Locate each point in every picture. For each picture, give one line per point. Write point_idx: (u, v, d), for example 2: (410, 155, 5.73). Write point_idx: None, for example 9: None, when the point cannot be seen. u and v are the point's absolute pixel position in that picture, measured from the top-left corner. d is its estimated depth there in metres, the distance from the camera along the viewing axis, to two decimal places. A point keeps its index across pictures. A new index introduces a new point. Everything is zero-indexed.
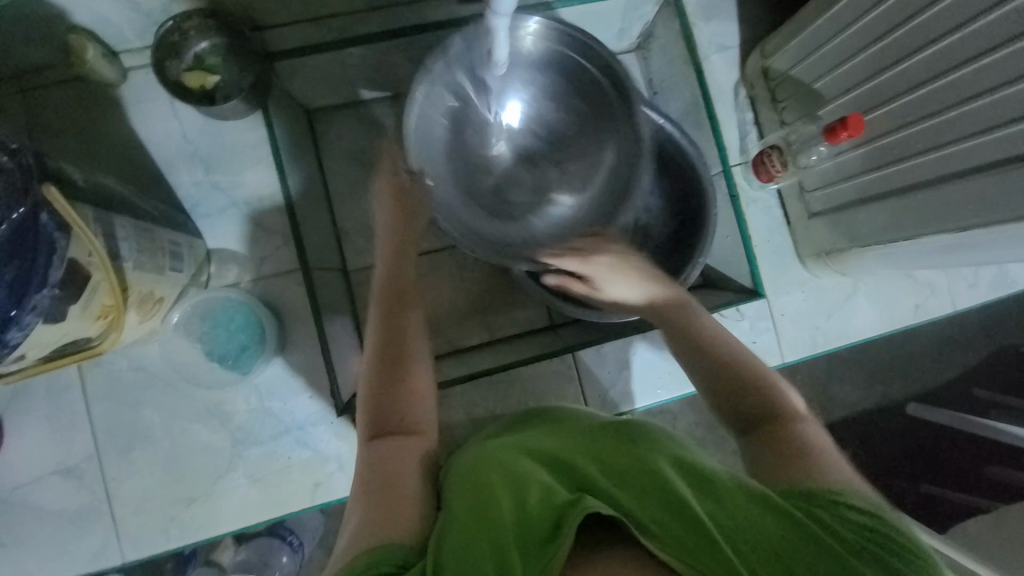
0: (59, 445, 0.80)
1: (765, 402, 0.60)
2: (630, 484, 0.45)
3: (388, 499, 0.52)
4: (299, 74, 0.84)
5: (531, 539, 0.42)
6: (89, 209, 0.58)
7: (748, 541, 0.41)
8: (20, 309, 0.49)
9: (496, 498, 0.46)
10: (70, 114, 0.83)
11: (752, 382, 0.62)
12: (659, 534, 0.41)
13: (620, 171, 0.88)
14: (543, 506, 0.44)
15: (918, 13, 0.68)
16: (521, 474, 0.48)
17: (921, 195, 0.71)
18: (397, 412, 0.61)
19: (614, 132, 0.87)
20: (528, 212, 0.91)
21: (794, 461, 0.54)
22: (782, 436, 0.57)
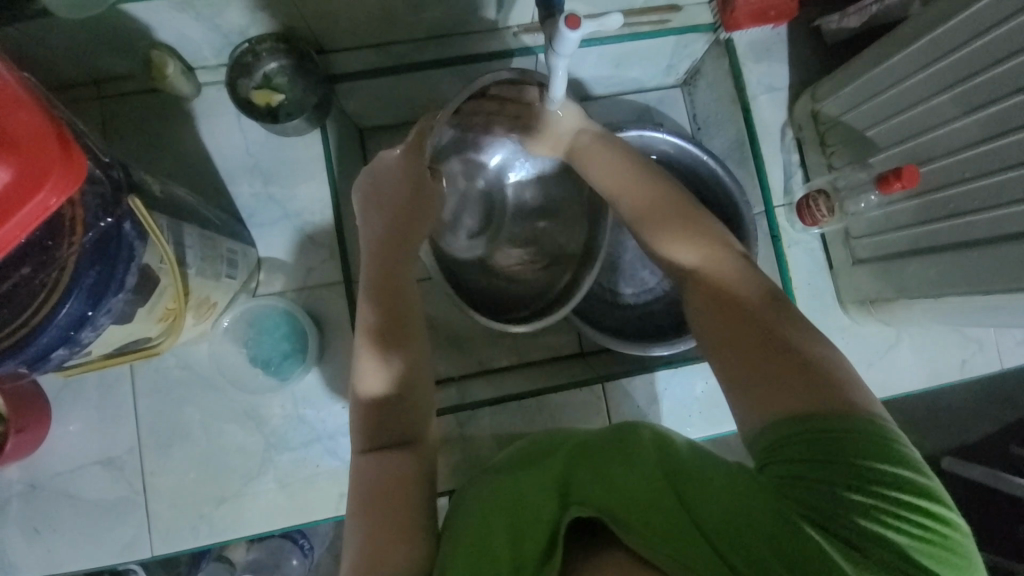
0: (104, 434, 0.83)
1: (735, 300, 0.57)
2: (615, 489, 0.48)
3: (387, 510, 0.53)
4: (354, 96, 0.89)
5: (524, 563, 0.45)
6: (165, 218, 0.61)
7: (731, 529, 0.44)
8: (96, 311, 0.52)
9: (492, 520, 0.50)
10: (146, 123, 0.88)
11: (727, 289, 0.58)
12: (643, 535, 0.44)
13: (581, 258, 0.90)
14: (533, 521, 0.48)
15: (981, 71, 0.67)
16: (517, 491, 0.52)
17: (975, 253, 0.70)
18: (392, 424, 0.60)
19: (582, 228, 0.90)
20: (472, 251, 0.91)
21: (777, 374, 0.51)
22: (760, 327, 0.54)
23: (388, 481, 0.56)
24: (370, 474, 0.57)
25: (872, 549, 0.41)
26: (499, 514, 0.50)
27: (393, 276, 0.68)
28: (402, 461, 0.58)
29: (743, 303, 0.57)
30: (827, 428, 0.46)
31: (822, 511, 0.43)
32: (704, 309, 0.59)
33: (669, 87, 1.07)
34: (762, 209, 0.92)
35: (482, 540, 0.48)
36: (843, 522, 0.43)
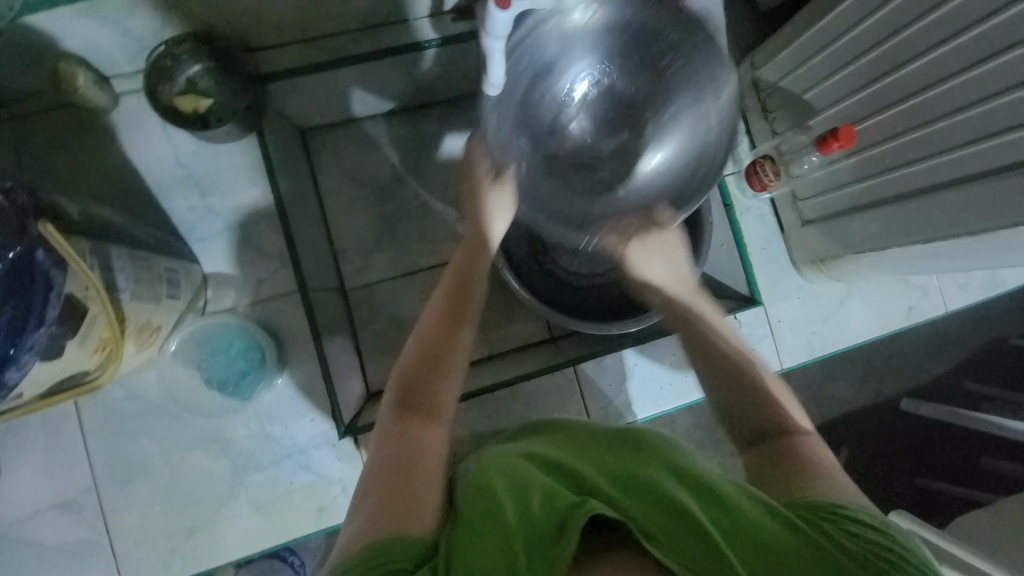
0: (57, 477, 0.78)
1: (773, 417, 0.61)
2: (633, 495, 0.45)
3: (409, 490, 0.50)
4: (291, 95, 0.84)
5: (537, 540, 0.42)
6: (87, 243, 0.57)
7: (748, 539, 0.43)
8: (18, 348, 0.48)
9: (502, 497, 0.47)
10: (61, 141, 0.82)
11: (764, 401, 0.62)
12: (664, 540, 0.42)
13: (701, 123, 0.76)
14: (548, 505, 0.45)
15: (903, 28, 0.70)
16: (524, 478, 0.49)
17: (911, 204, 0.73)
18: (431, 404, 0.58)
19: (691, 91, 0.75)
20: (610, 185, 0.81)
21: (798, 473, 0.54)
22: (787, 444, 0.58)
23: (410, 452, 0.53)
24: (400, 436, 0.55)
25: (861, 567, 0.43)
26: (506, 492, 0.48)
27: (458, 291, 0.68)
28: (428, 431, 0.56)
29: (780, 423, 0.60)
30: (825, 506, 0.49)
31: (818, 527, 0.46)
32: (732, 406, 0.63)
33: None
34: (713, 178, 0.93)
35: (495, 522, 0.44)
36: (834, 533, 0.45)
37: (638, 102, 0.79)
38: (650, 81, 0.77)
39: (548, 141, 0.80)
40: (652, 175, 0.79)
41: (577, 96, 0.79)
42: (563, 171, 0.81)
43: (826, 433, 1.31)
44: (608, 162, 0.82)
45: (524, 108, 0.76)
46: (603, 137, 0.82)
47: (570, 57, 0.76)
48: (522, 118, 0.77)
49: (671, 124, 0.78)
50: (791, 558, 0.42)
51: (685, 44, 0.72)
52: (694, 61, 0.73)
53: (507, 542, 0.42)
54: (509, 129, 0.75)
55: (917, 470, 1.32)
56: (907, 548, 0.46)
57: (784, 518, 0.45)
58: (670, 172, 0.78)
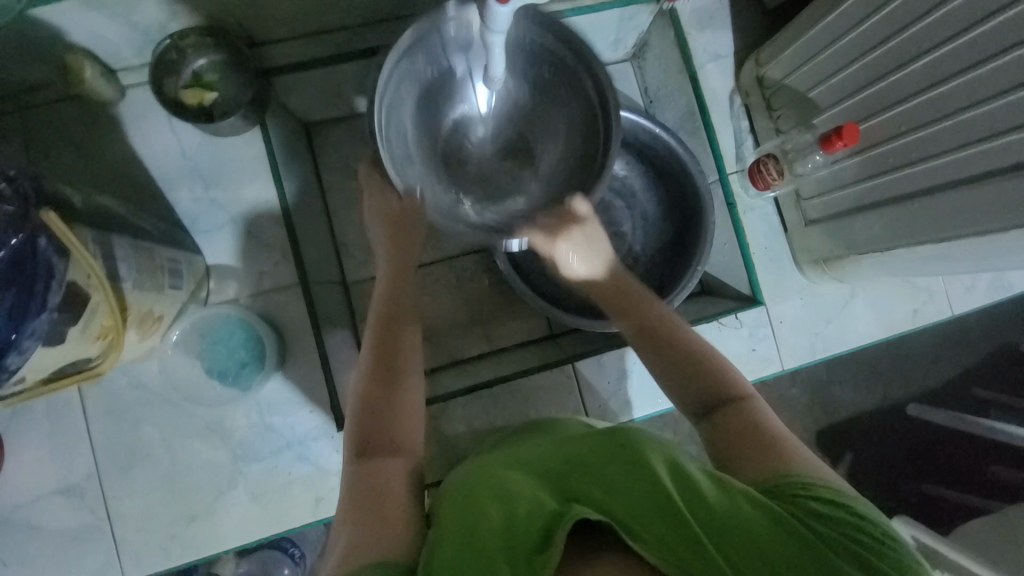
0: (60, 463, 0.79)
1: (719, 389, 0.62)
2: (618, 491, 0.45)
3: (380, 512, 0.52)
4: (294, 90, 0.85)
5: (519, 551, 0.44)
6: (89, 232, 0.58)
7: (731, 533, 0.44)
8: (20, 334, 0.49)
9: (485, 507, 0.49)
10: (68, 132, 0.83)
11: (715, 373, 0.63)
12: (647, 536, 0.43)
13: (587, 142, 0.75)
14: (532, 512, 0.46)
15: (911, 24, 0.69)
16: (509, 486, 0.50)
17: (915, 205, 0.72)
18: (385, 433, 0.60)
19: (580, 96, 0.75)
20: (508, 192, 0.80)
21: (749, 442, 0.56)
22: (737, 416, 0.59)
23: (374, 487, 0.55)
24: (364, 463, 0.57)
25: (837, 554, 0.44)
26: (489, 503, 0.49)
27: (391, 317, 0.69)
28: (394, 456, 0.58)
29: (725, 393, 0.61)
30: (794, 483, 0.50)
31: (797, 514, 0.46)
32: (683, 389, 0.63)
33: (619, 61, 1.07)
34: (716, 176, 0.92)
35: (476, 536, 0.46)
36: (812, 518, 0.46)
37: (536, 123, 0.80)
38: (547, 104, 0.78)
39: (444, 148, 0.79)
40: (541, 188, 0.79)
41: (476, 109, 0.78)
42: (456, 176, 0.79)
43: (829, 436, 1.30)
44: (500, 173, 0.81)
45: (417, 110, 0.74)
46: (498, 151, 0.81)
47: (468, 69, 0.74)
48: (415, 122, 0.74)
49: (565, 147, 0.78)
50: (771, 550, 0.43)
51: (578, 68, 0.72)
52: (584, 84, 0.73)
53: (489, 552, 0.44)
54: (396, 130, 0.71)
55: (922, 476, 1.30)
56: (879, 525, 0.47)
57: (764, 510, 0.46)
58: (555, 190, 0.78)
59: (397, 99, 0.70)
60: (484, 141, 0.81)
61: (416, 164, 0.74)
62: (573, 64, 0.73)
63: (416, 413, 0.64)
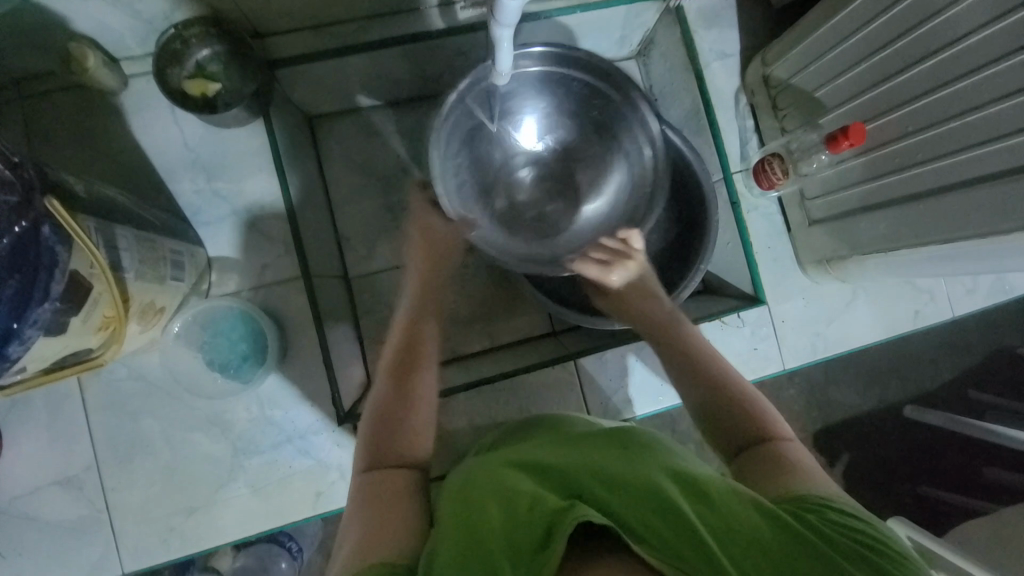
0: (59, 454, 0.79)
1: (755, 425, 0.63)
2: (625, 496, 0.45)
3: (388, 523, 0.52)
4: (301, 80, 0.83)
5: (522, 551, 0.42)
6: (92, 220, 0.57)
7: (741, 540, 0.43)
8: (22, 323, 0.48)
9: (486, 507, 0.48)
10: (69, 121, 0.82)
11: (749, 408, 0.64)
12: (655, 542, 0.42)
13: (633, 173, 0.86)
14: (534, 511, 0.45)
15: (918, 25, 0.69)
16: (510, 485, 0.49)
17: (921, 205, 0.72)
18: (401, 437, 0.61)
19: (622, 139, 0.85)
20: (560, 225, 0.91)
21: (786, 467, 0.57)
22: (771, 450, 0.59)
23: (383, 492, 0.56)
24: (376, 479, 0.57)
25: (845, 561, 0.44)
26: (488, 501, 0.48)
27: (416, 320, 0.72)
28: (403, 470, 0.59)
29: (762, 428, 0.62)
30: (810, 500, 0.51)
31: (803, 522, 0.47)
32: (712, 415, 0.65)
33: (624, 59, 1.07)
34: (720, 175, 0.92)
35: (476, 535, 0.45)
36: (818, 527, 0.47)
37: (580, 155, 0.91)
38: (590, 137, 0.88)
39: (501, 185, 0.90)
40: (591, 219, 0.90)
41: (522, 140, 0.89)
42: (511, 212, 0.89)
43: (827, 437, 1.30)
44: (548, 204, 0.91)
45: (472, 154, 0.84)
46: (542, 183, 0.92)
47: (518, 110, 0.85)
48: (468, 154, 0.83)
49: (604, 174, 0.90)
50: (781, 557, 0.43)
51: (615, 99, 0.81)
52: (625, 120, 0.83)
53: (490, 554, 0.43)
54: (459, 167, 0.81)
55: (919, 478, 1.31)
56: (880, 535, 0.48)
57: (772, 518, 0.46)
58: (612, 215, 0.89)
59: (454, 132, 0.78)
60: (525, 173, 0.92)
61: (475, 200, 0.85)
62: (610, 92, 0.80)
63: (432, 423, 0.65)
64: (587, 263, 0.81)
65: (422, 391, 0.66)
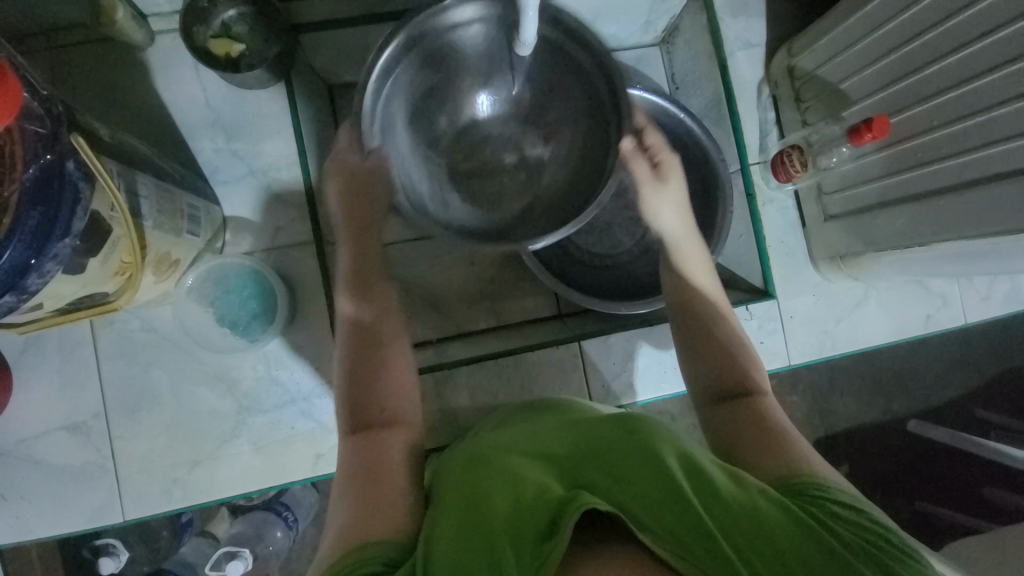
0: (69, 399, 0.81)
1: (740, 381, 0.65)
2: (628, 483, 0.47)
3: (378, 498, 0.54)
4: (321, 48, 0.86)
5: (526, 541, 0.43)
6: (113, 163, 0.58)
7: (745, 528, 0.44)
8: (41, 257, 0.48)
9: (492, 491, 0.49)
10: (93, 73, 0.83)
11: (739, 368, 0.66)
12: (659, 528, 0.43)
13: (593, 140, 0.74)
14: (538, 499, 0.46)
15: (948, 17, 0.68)
16: (514, 474, 0.51)
17: (940, 202, 0.71)
18: (376, 407, 0.62)
19: (588, 98, 0.72)
20: (522, 205, 0.77)
21: (768, 431, 0.59)
22: (752, 408, 0.62)
23: (373, 460, 0.57)
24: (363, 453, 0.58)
25: (852, 552, 0.45)
26: (491, 491, 0.49)
27: (367, 279, 0.70)
28: (386, 441, 0.59)
29: (740, 386, 0.64)
30: (810, 487, 0.51)
31: (809, 513, 0.47)
32: (701, 377, 0.67)
33: (646, 46, 1.06)
34: (738, 166, 0.92)
35: (480, 521, 0.46)
36: (827, 520, 0.47)
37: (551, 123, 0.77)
38: (554, 95, 0.75)
39: (457, 159, 0.78)
40: (558, 194, 0.76)
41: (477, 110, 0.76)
42: (467, 190, 0.78)
43: (826, 444, 1.29)
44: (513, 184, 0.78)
45: (413, 125, 0.74)
46: (517, 152, 0.78)
47: (466, 70, 0.73)
48: (417, 124, 0.74)
49: (577, 142, 0.76)
50: (787, 546, 0.44)
51: (579, 60, 0.70)
52: (591, 70, 0.70)
53: (494, 537, 0.44)
54: (396, 138, 0.72)
55: (918, 492, 1.29)
56: (889, 528, 0.48)
57: (777, 506, 0.47)
58: (577, 191, 0.75)
59: (394, 112, 0.71)
60: (498, 147, 0.78)
61: (419, 175, 0.74)
62: (571, 53, 0.70)
63: (404, 386, 0.65)
64: (638, 161, 0.76)
65: (394, 360, 0.65)
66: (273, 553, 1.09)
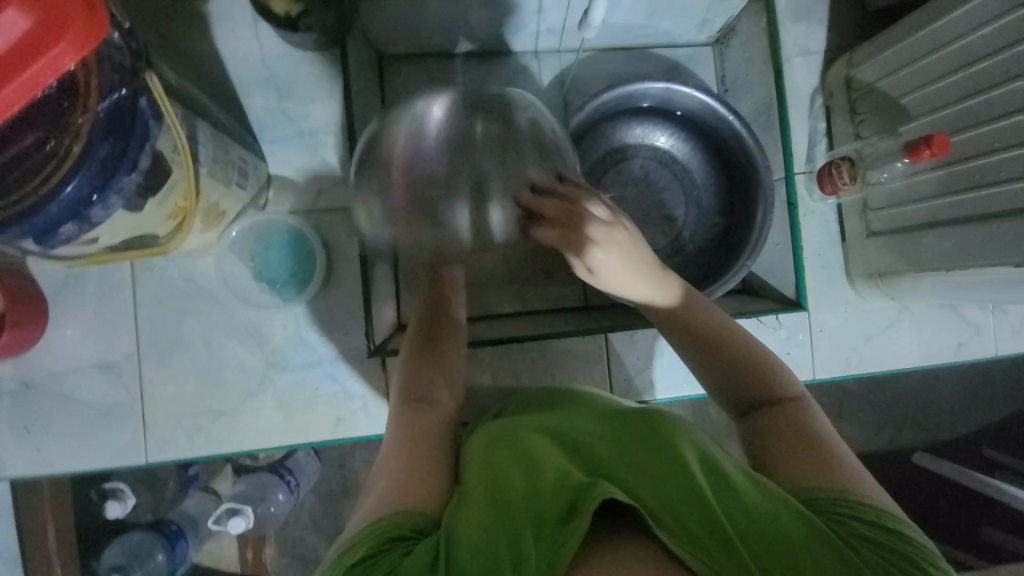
0: (104, 338, 0.82)
1: (767, 388, 0.62)
2: (649, 479, 0.46)
3: (421, 468, 0.55)
4: (377, 20, 0.84)
5: (544, 524, 0.44)
6: (177, 107, 0.59)
7: (763, 537, 0.44)
8: (107, 189, 0.50)
9: (512, 476, 0.49)
10: (154, 19, 0.84)
11: (766, 376, 0.63)
12: (680, 529, 0.43)
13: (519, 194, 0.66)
14: (558, 485, 0.47)
15: (1023, 38, 0.66)
16: (536, 458, 0.51)
17: (991, 227, 0.70)
18: (427, 392, 0.65)
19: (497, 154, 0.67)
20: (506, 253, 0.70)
21: (800, 441, 0.57)
22: (788, 418, 0.59)
23: (420, 436, 0.59)
24: (404, 431, 0.60)
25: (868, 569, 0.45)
26: (513, 474, 0.50)
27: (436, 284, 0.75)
28: (432, 423, 0.61)
29: (770, 395, 0.62)
30: (842, 504, 0.50)
31: (834, 529, 0.48)
32: (728, 388, 0.64)
33: (701, 45, 1.04)
34: (783, 173, 0.91)
35: (503, 500, 0.47)
36: (850, 538, 0.47)
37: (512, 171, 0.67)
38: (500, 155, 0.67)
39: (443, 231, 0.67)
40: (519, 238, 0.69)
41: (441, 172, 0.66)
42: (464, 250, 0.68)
43: None
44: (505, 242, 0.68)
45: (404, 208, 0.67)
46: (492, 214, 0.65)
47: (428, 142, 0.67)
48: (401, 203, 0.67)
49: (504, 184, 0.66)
50: (806, 558, 0.44)
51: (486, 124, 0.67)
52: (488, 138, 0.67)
53: (514, 519, 0.45)
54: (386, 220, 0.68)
55: (920, 524, 1.28)
56: (914, 546, 0.48)
57: (798, 518, 0.47)
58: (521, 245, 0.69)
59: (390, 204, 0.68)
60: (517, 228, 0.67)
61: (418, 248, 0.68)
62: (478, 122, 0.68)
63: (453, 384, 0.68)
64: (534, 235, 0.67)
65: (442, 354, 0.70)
66: (275, 514, 1.11)
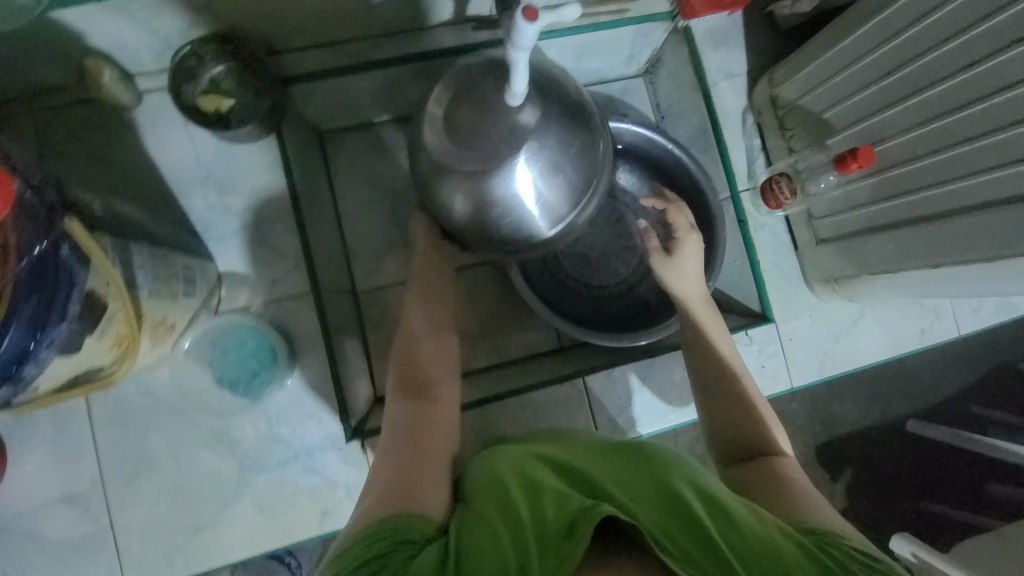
0: (65, 471, 0.78)
1: (761, 441, 0.66)
2: (646, 501, 0.45)
3: (417, 473, 0.54)
4: (312, 99, 0.82)
5: (549, 542, 0.42)
6: (108, 240, 0.57)
7: (760, 561, 0.43)
8: (38, 342, 0.48)
9: (513, 498, 0.46)
10: (80, 136, 0.82)
11: (761, 427, 0.67)
12: (680, 553, 0.42)
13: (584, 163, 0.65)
14: (561, 505, 0.44)
15: (930, 50, 0.70)
16: (538, 479, 0.48)
17: (928, 228, 0.73)
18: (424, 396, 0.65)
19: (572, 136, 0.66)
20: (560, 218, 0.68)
21: (786, 485, 0.59)
22: (774, 468, 0.62)
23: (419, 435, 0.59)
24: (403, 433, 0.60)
25: None
26: (514, 495, 0.47)
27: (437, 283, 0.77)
28: (433, 425, 0.61)
29: (759, 447, 0.65)
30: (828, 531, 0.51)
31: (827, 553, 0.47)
32: (724, 430, 0.68)
33: (631, 77, 1.07)
34: (728, 194, 0.93)
35: (506, 518, 0.44)
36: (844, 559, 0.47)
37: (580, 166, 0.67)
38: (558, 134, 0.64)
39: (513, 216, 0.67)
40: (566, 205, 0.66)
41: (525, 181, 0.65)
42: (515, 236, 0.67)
43: (830, 449, 1.28)
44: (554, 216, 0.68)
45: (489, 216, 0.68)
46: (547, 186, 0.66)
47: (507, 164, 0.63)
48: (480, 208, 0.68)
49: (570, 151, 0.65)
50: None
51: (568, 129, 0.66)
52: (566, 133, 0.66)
53: (513, 543, 0.42)
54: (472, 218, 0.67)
55: (922, 494, 1.30)
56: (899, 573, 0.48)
57: (790, 542, 0.46)
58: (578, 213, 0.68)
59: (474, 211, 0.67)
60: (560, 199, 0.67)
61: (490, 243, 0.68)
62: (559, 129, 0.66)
63: (452, 400, 0.67)
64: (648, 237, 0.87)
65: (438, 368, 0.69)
66: None
